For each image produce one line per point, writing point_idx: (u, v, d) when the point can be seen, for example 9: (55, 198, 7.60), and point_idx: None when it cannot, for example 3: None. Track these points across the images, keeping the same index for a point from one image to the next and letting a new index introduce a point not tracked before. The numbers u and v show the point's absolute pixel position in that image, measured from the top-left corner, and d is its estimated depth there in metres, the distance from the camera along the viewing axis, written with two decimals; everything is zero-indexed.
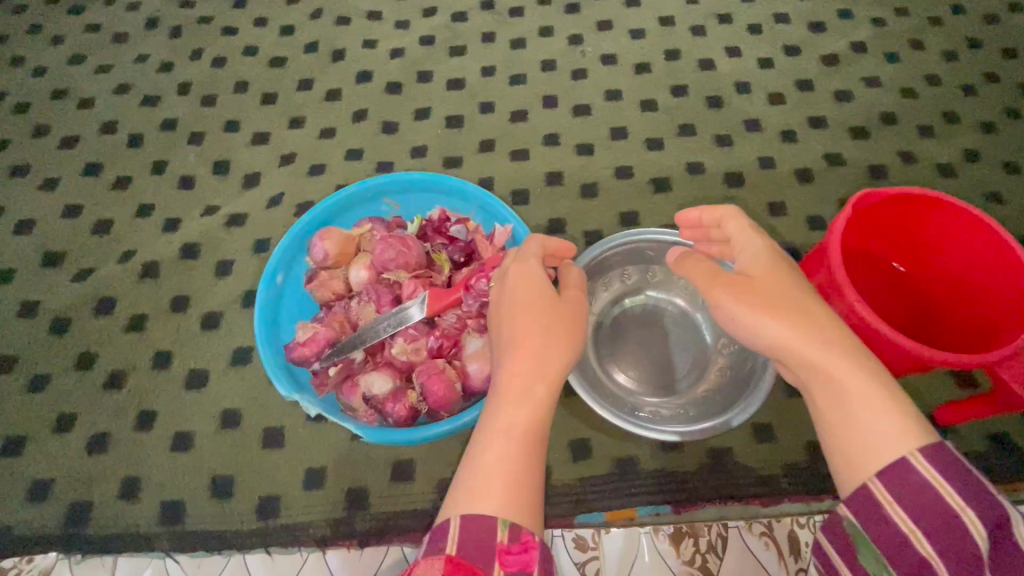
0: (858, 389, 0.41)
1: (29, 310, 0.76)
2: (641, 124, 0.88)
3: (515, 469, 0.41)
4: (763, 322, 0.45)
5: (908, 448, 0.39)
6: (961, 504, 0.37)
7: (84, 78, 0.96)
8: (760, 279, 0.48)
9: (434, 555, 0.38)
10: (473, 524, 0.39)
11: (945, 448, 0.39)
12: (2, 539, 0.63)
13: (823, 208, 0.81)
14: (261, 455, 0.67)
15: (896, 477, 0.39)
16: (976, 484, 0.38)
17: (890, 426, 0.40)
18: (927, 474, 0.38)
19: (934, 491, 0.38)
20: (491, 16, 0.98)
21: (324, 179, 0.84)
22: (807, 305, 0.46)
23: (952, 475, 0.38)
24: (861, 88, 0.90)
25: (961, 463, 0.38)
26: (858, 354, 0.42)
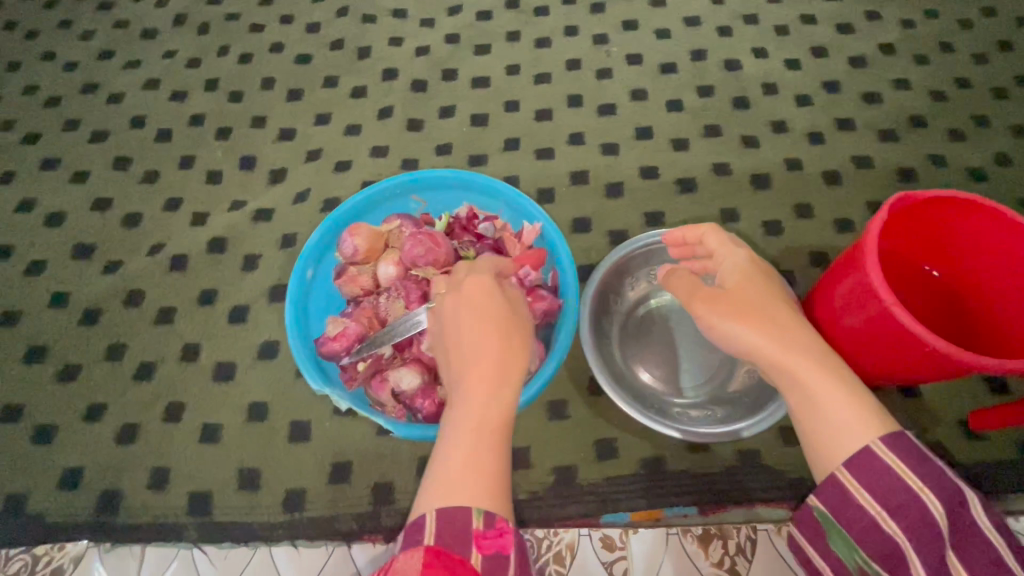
0: (826, 388, 0.45)
1: (58, 300, 0.77)
2: (666, 124, 0.87)
3: (484, 465, 0.42)
4: (737, 329, 0.50)
5: (871, 438, 0.43)
6: (921, 486, 0.41)
7: (112, 72, 0.97)
8: (736, 291, 0.52)
9: (413, 547, 0.39)
10: (448, 514, 0.40)
11: (905, 436, 0.43)
12: (33, 526, 0.64)
13: (850, 211, 0.80)
14: (287, 449, 0.67)
15: (861, 466, 0.43)
16: (933, 467, 0.42)
17: (852, 420, 0.44)
18: (890, 462, 0.42)
19: (897, 476, 0.42)
20: (516, 15, 0.98)
21: (349, 176, 0.84)
22: (777, 314, 0.50)
23: (911, 461, 0.42)
24: (890, 91, 0.90)
25: (919, 449, 0.42)
26: (824, 358, 0.46)
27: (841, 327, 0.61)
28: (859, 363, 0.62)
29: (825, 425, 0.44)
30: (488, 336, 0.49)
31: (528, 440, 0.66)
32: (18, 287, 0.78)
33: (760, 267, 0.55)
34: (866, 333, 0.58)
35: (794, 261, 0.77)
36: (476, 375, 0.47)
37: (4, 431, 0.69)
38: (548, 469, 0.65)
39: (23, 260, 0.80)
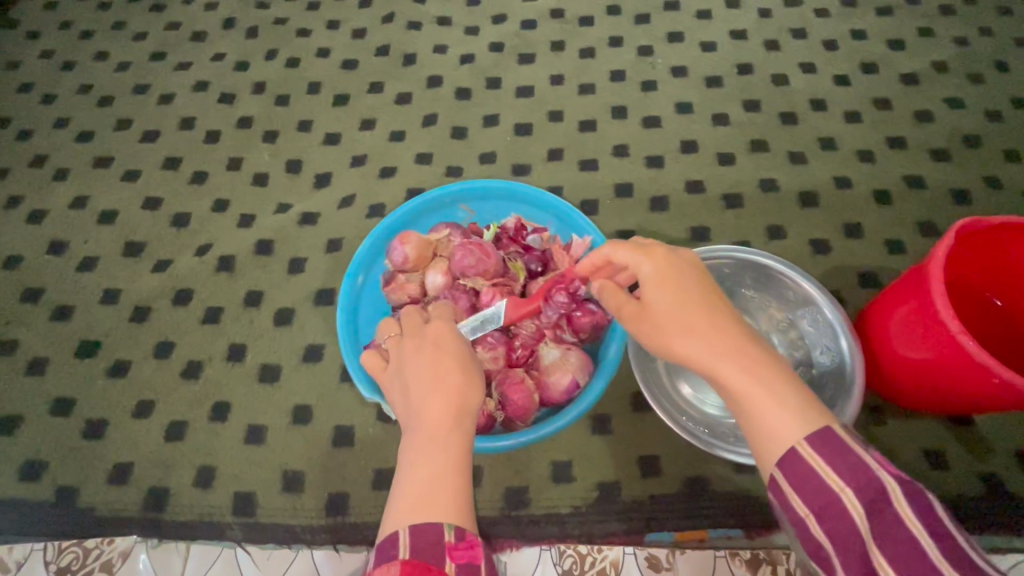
0: (753, 397, 0.41)
1: (110, 297, 0.79)
2: (712, 138, 0.87)
3: (449, 478, 0.40)
4: (670, 347, 0.45)
5: (797, 439, 0.39)
6: (842, 484, 0.38)
7: (163, 73, 0.98)
8: (655, 302, 0.47)
9: (389, 562, 0.37)
10: (421, 528, 0.38)
11: (834, 431, 0.39)
12: (84, 519, 0.65)
13: (901, 232, 0.79)
14: (331, 453, 0.68)
15: (790, 466, 0.39)
16: (857, 463, 0.38)
17: (782, 424, 0.40)
18: (813, 462, 0.39)
19: (818, 476, 0.38)
20: (561, 25, 0.98)
21: (394, 182, 0.85)
22: (698, 319, 0.45)
23: (834, 458, 0.38)
24: (943, 109, 0.88)
25: (846, 447, 0.38)
26: (751, 366, 0.42)
27: (898, 352, 0.59)
28: (915, 391, 0.61)
29: (757, 437, 0.41)
30: (443, 355, 0.46)
31: (571, 453, 0.66)
32: (70, 282, 0.80)
33: (681, 262, 0.49)
34: (926, 358, 0.56)
35: (843, 281, 0.76)
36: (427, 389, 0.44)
37: (56, 424, 0.71)
38: (590, 484, 0.64)
39: (75, 256, 0.82)
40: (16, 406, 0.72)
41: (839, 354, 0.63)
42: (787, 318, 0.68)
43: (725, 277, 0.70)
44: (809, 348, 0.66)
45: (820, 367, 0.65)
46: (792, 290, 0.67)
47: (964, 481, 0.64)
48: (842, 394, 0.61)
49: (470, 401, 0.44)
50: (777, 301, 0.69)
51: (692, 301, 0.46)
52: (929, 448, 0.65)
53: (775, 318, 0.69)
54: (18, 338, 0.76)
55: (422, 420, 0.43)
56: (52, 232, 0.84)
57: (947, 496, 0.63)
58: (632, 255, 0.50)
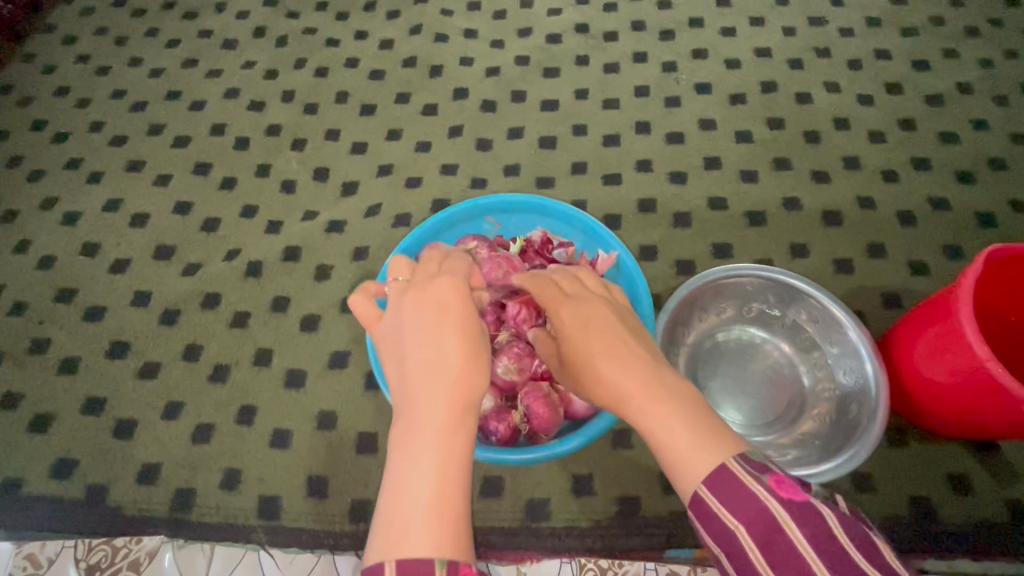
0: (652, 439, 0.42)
1: (141, 299, 0.80)
2: (736, 155, 0.87)
3: (442, 500, 0.37)
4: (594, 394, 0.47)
5: (696, 484, 0.38)
6: (736, 521, 0.37)
7: (195, 80, 1.00)
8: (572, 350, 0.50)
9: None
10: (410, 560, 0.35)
11: (727, 467, 0.38)
12: (113, 518, 0.66)
13: (925, 253, 0.79)
14: (354, 459, 0.68)
15: (693, 507, 0.39)
16: (745, 497, 0.37)
17: (679, 465, 0.39)
18: (708, 501, 0.38)
19: (716, 516, 0.38)
20: (586, 40, 0.99)
21: (419, 192, 0.86)
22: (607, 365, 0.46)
23: (725, 494, 0.37)
24: (968, 131, 0.88)
25: (732, 477, 0.37)
26: (652, 410, 0.42)
27: (923, 374, 0.60)
28: (939, 414, 0.61)
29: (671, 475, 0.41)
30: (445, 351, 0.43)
31: (591, 467, 0.66)
32: (102, 284, 0.82)
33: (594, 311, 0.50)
34: (948, 381, 0.56)
35: (866, 302, 0.76)
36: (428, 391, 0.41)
37: (87, 423, 0.72)
38: (610, 498, 0.65)
39: (108, 258, 0.84)
40: (49, 404, 0.74)
41: (864, 376, 0.62)
42: (812, 339, 0.69)
43: (749, 295, 0.70)
44: (832, 368, 0.67)
45: (843, 388, 0.65)
46: (818, 309, 0.67)
47: (987, 506, 0.63)
48: (866, 418, 0.60)
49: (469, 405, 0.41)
50: (802, 319, 0.69)
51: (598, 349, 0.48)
52: (952, 473, 0.65)
53: (799, 338, 0.70)
54: (51, 337, 0.78)
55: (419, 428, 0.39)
56: (85, 235, 0.86)
57: (970, 522, 0.63)
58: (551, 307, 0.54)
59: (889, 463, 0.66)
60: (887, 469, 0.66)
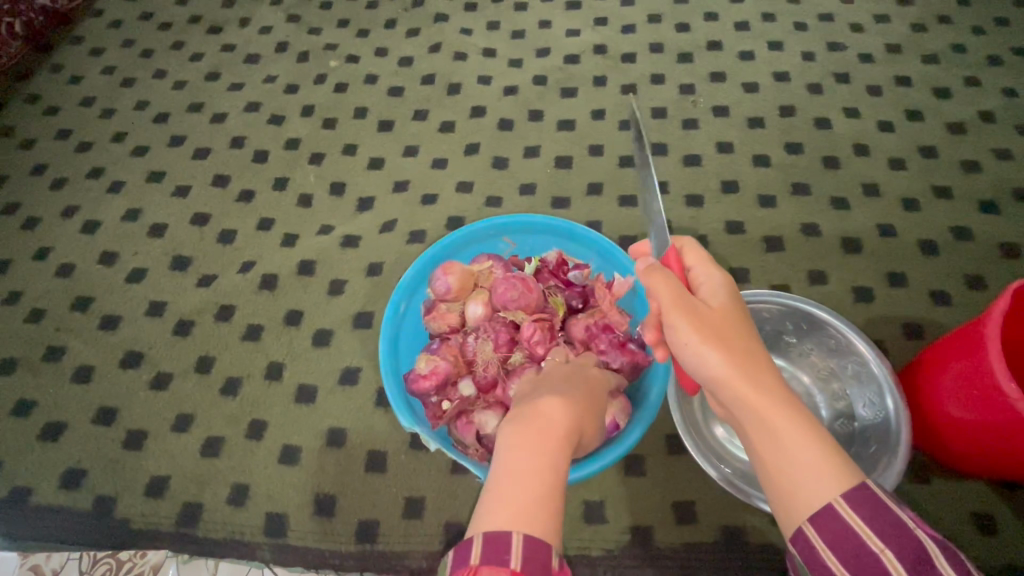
0: (791, 429, 0.41)
1: (156, 309, 0.81)
2: (754, 179, 0.87)
3: (558, 493, 0.38)
4: (711, 354, 0.44)
5: (833, 495, 0.39)
6: (879, 545, 0.38)
7: (218, 93, 1.02)
8: (719, 312, 0.47)
9: (499, 566, 0.35)
10: (538, 544, 0.36)
11: (867, 486, 0.39)
12: (120, 530, 0.66)
13: (947, 284, 0.77)
14: (363, 477, 0.68)
15: (824, 522, 0.38)
16: (897, 525, 0.38)
17: (823, 469, 0.39)
18: (852, 520, 0.38)
19: (856, 535, 0.38)
20: (604, 61, 1.00)
21: (435, 210, 0.87)
22: (752, 346, 0.45)
23: (873, 519, 0.38)
24: (990, 160, 0.87)
25: (883, 504, 0.38)
26: (801, 409, 0.42)
27: (951, 414, 0.58)
28: (979, 455, 0.58)
29: (792, 474, 0.40)
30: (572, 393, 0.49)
31: (604, 494, 0.65)
32: (119, 293, 0.82)
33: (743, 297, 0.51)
34: (979, 423, 0.55)
35: (886, 331, 0.75)
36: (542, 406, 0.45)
37: (98, 433, 0.72)
38: (623, 527, 0.63)
39: (125, 267, 0.85)
40: (61, 413, 0.74)
41: (884, 410, 0.61)
42: (831, 368, 0.68)
43: (766, 322, 0.69)
44: (850, 400, 0.65)
45: (863, 420, 0.64)
46: (836, 339, 0.65)
47: (1012, 548, 0.61)
48: (886, 453, 0.59)
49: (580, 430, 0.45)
50: (820, 348, 0.68)
51: (745, 325, 0.47)
52: (977, 511, 0.63)
53: (816, 367, 0.69)
54: (66, 345, 0.79)
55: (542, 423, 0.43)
56: (104, 243, 0.87)
57: (994, 563, 0.61)
58: (700, 268, 0.52)
59: (910, 497, 0.64)
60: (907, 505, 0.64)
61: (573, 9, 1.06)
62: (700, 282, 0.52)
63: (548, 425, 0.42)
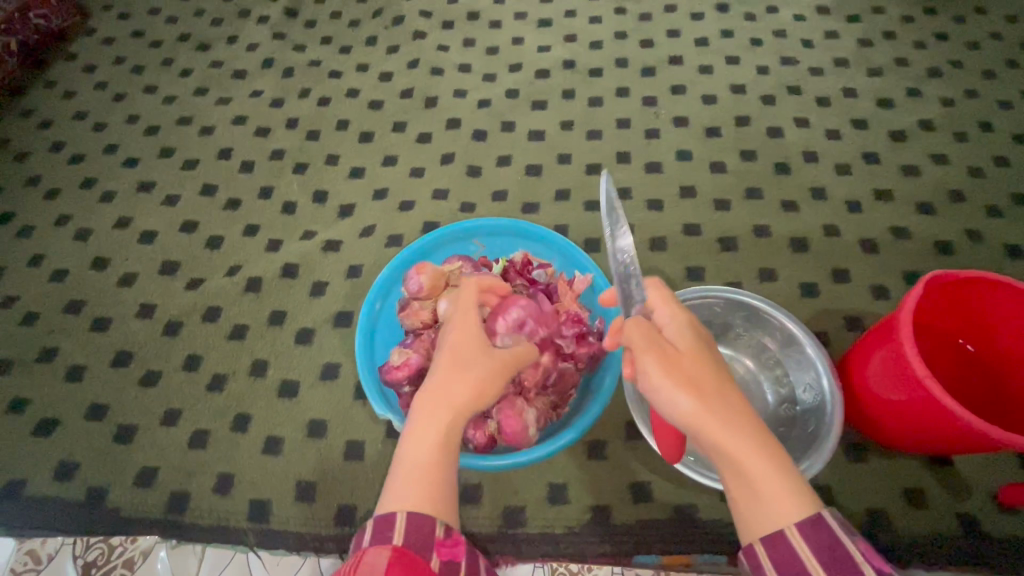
0: (758, 468, 0.43)
1: (146, 311, 0.85)
2: (710, 184, 0.93)
3: (434, 481, 0.45)
4: (683, 400, 0.46)
5: (789, 525, 0.42)
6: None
7: (206, 107, 1.07)
8: (685, 354, 0.48)
9: (382, 543, 0.42)
10: (417, 521, 0.43)
11: (824, 519, 0.42)
12: (110, 518, 0.70)
13: (887, 279, 0.83)
14: (342, 465, 0.72)
15: (774, 547, 0.42)
16: (845, 559, 0.40)
17: (783, 501, 0.42)
18: (801, 550, 0.41)
19: (801, 563, 0.41)
20: (572, 75, 1.06)
21: (413, 215, 0.92)
22: (720, 387, 0.47)
23: (821, 549, 0.41)
24: (928, 165, 0.94)
25: (835, 539, 0.41)
26: (766, 445, 0.44)
27: (877, 394, 0.63)
28: (895, 432, 0.64)
29: (756, 506, 0.43)
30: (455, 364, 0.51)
31: (567, 477, 0.70)
32: (110, 296, 0.87)
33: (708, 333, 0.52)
34: (898, 401, 0.61)
35: (829, 323, 0.80)
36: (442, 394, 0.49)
37: (91, 428, 0.76)
38: (584, 507, 0.68)
39: (116, 272, 0.89)
40: (54, 410, 0.78)
41: (821, 393, 0.66)
42: (777, 356, 0.73)
43: (718, 315, 0.74)
44: (793, 385, 0.71)
45: (804, 404, 0.69)
46: (779, 329, 0.71)
47: (942, 519, 0.66)
48: (823, 432, 0.64)
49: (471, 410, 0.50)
50: (766, 339, 0.73)
51: (716, 365, 0.48)
52: (908, 487, 0.68)
53: (763, 356, 0.74)
54: (60, 346, 0.83)
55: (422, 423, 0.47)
56: (96, 250, 0.91)
57: (923, 535, 0.66)
58: (662, 307, 0.53)
59: (848, 475, 0.69)
60: (846, 481, 0.69)
61: (544, 27, 1.13)
62: (664, 322, 0.52)
63: (431, 421, 0.47)
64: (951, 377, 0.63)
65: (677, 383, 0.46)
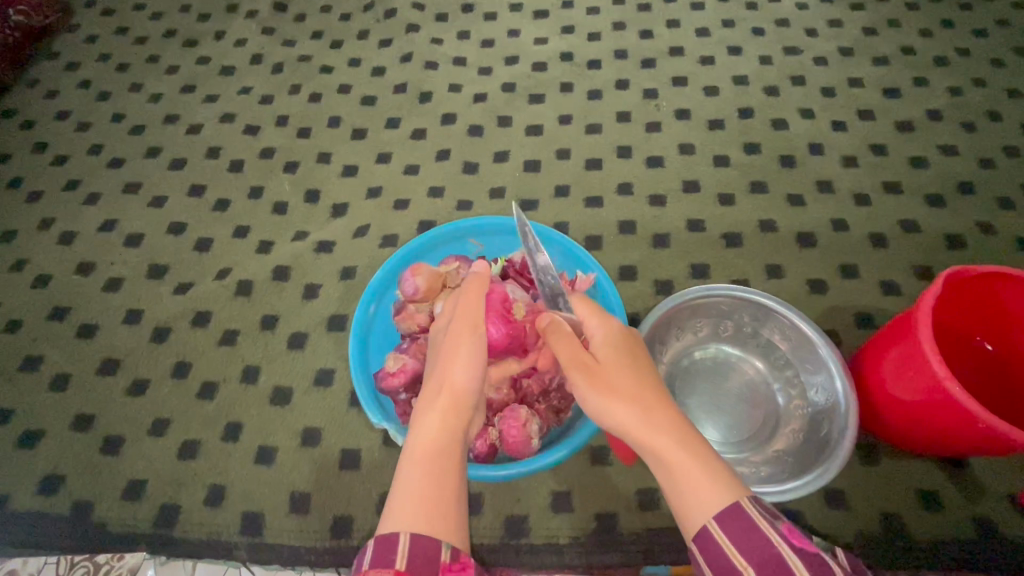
0: (680, 465, 0.44)
1: (133, 317, 0.82)
2: (713, 178, 0.90)
3: (446, 494, 0.43)
4: (610, 407, 0.48)
5: (708, 519, 0.42)
6: (745, 565, 0.40)
7: (194, 105, 1.04)
8: (609, 363, 0.51)
9: (384, 566, 0.39)
10: (423, 541, 0.40)
11: (741, 506, 0.42)
12: (98, 533, 0.67)
13: (897, 274, 0.81)
14: (337, 475, 0.70)
15: (700, 540, 0.42)
16: (758, 541, 0.40)
17: (706, 496, 0.42)
18: (720, 539, 0.41)
19: (722, 551, 0.41)
20: (570, 67, 1.03)
21: (407, 214, 0.89)
22: (645, 389, 0.48)
23: (739, 538, 0.41)
24: (937, 156, 0.91)
25: (749, 523, 0.41)
26: (690, 442, 0.45)
27: (893, 395, 0.61)
28: (914, 434, 0.62)
29: (683, 504, 0.43)
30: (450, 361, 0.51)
31: (570, 484, 0.68)
32: (95, 302, 0.84)
33: (634, 337, 0.54)
34: (915, 404, 0.58)
35: (839, 321, 0.78)
36: (429, 409, 0.48)
37: (77, 439, 0.73)
38: (589, 515, 0.66)
39: (102, 276, 0.86)
40: (39, 422, 0.75)
41: (835, 394, 0.64)
42: (788, 356, 0.70)
43: (725, 314, 0.72)
44: (804, 386, 0.68)
45: (815, 405, 0.67)
46: (790, 328, 0.69)
47: (958, 523, 0.64)
48: (837, 435, 0.61)
49: (466, 420, 0.49)
50: (776, 338, 0.71)
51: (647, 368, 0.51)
52: (923, 489, 0.66)
53: (773, 356, 0.72)
54: (44, 354, 0.80)
55: (421, 430, 0.47)
56: (81, 254, 0.88)
57: (940, 538, 0.63)
58: (591, 319, 0.55)
59: (861, 478, 0.67)
60: (859, 484, 0.67)
61: (540, 18, 1.10)
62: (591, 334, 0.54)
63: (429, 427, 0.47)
64: (970, 377, 0.60)
65: (600, 393, 0.49)
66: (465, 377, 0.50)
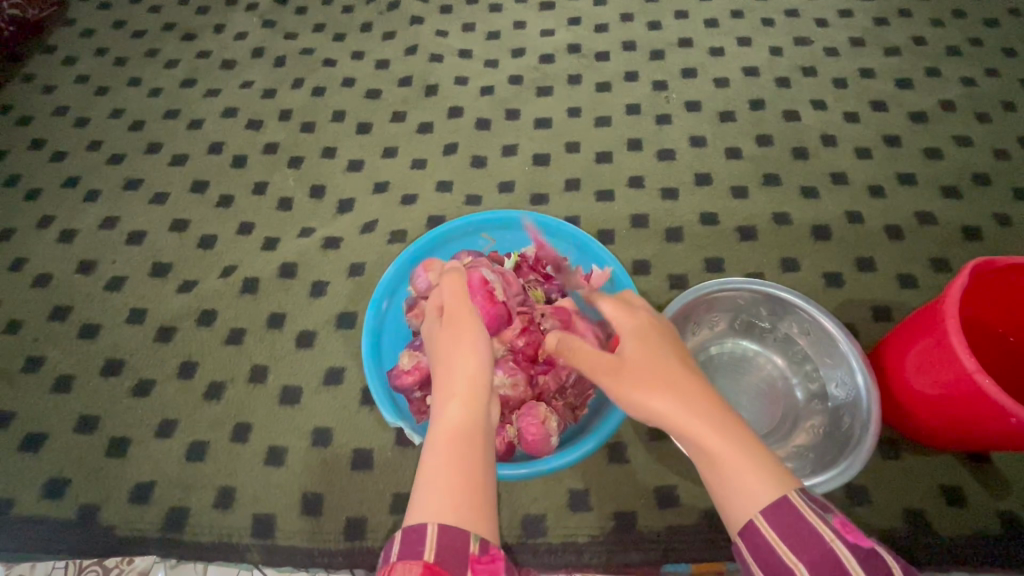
0: (720, 455, 0.42)
1: (137, 316, 0.80)
2: (726, 171, 0.89)
3: (472, 483, 0.41)
4: (643, 396, 0.47)
5: (753, 512, 0.41)
6: (798, 563, 0.39)
7: (195, 100, 1.02)
8: (637, 354, 0.50)
9: (412, 558, 0.37)
10: (450, 532, 0.38)
11: (788, 499, 0.40)
12: (105, 537, 0.66)
13: (914, 267, 0.80)
14: (350, 476, 0.68)
15: (748, 538, 0.41)
16: (809, 537, 0.39)
17: (752, 487, 0.41)
18: (770, 537, 0.40)
19: (773, 550, 0.40)
20: (578, 59, 1.02)
21: (415, 209, 0.87)
22: (672, 377, 0.48)
23: (789, 534, 0.39)
24: (952, 147, 0.90)
25: (799, 518, 0.39)
26: (731, 430, 0.43)
27: (916, 388, 0.60)
28: (937, 430, 0.61)
29: (727, 494, 0.42)
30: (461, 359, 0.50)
31: (588, 482, 0.67)
32: (97, 301, 0.82)
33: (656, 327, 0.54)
34: (942, 399, 0.57)
35: (857, 315, 0.77)
36: (450, 400, 0.47)
37: (80, 441, 0.72)
38: (607, 513, 0.65)
39: (104, 275, 0.84)
40: (42, 423, 0.73)
41: (855, 389, 0.63)
42: (807, 350, 0.69)
43: (741, 308, 0.71)
44: (823, 381, 0.67)
45: (836, 400, 0.66)
46: (810, 322, 0.67)
47: (983, 519, 0.63)
48: (858, 430, 0.60)
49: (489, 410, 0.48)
50: (794, 333, 0.70)
51: (661, 353, 0.50)
52: (946, 484, 0.65)
53: (791, 350, 0.71)
54: (44, 355, 0.78)
55: (442, 424, 0.45)
56: (81, 252, 0.87)
57: (965, 534, 0.63)
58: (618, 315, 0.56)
59: (881, 474, 0.66)
60: (880, 479, 0.66)
61: (547, 10, 1.08)
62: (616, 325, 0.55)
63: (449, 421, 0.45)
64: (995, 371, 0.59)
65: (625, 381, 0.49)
66: (479, 365, 0.50)
